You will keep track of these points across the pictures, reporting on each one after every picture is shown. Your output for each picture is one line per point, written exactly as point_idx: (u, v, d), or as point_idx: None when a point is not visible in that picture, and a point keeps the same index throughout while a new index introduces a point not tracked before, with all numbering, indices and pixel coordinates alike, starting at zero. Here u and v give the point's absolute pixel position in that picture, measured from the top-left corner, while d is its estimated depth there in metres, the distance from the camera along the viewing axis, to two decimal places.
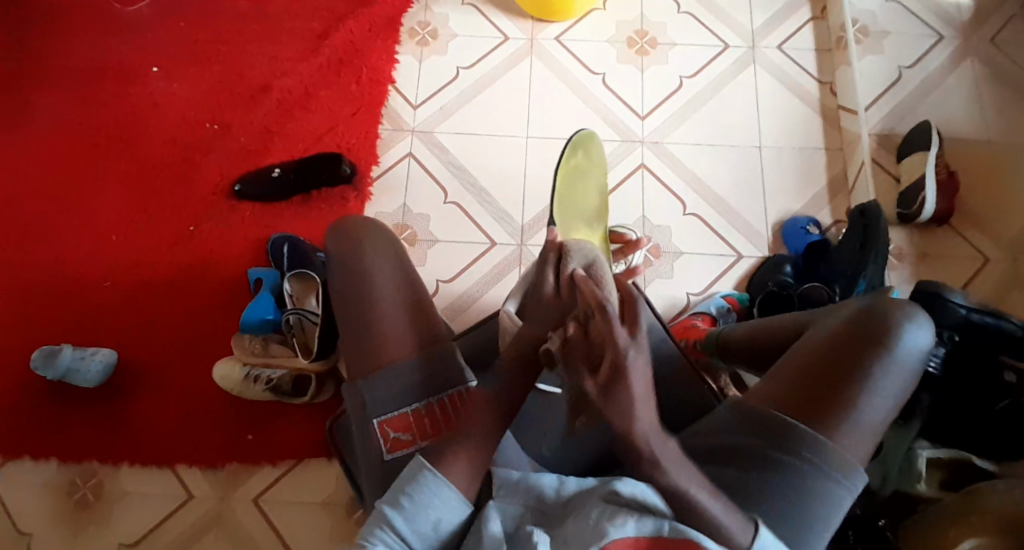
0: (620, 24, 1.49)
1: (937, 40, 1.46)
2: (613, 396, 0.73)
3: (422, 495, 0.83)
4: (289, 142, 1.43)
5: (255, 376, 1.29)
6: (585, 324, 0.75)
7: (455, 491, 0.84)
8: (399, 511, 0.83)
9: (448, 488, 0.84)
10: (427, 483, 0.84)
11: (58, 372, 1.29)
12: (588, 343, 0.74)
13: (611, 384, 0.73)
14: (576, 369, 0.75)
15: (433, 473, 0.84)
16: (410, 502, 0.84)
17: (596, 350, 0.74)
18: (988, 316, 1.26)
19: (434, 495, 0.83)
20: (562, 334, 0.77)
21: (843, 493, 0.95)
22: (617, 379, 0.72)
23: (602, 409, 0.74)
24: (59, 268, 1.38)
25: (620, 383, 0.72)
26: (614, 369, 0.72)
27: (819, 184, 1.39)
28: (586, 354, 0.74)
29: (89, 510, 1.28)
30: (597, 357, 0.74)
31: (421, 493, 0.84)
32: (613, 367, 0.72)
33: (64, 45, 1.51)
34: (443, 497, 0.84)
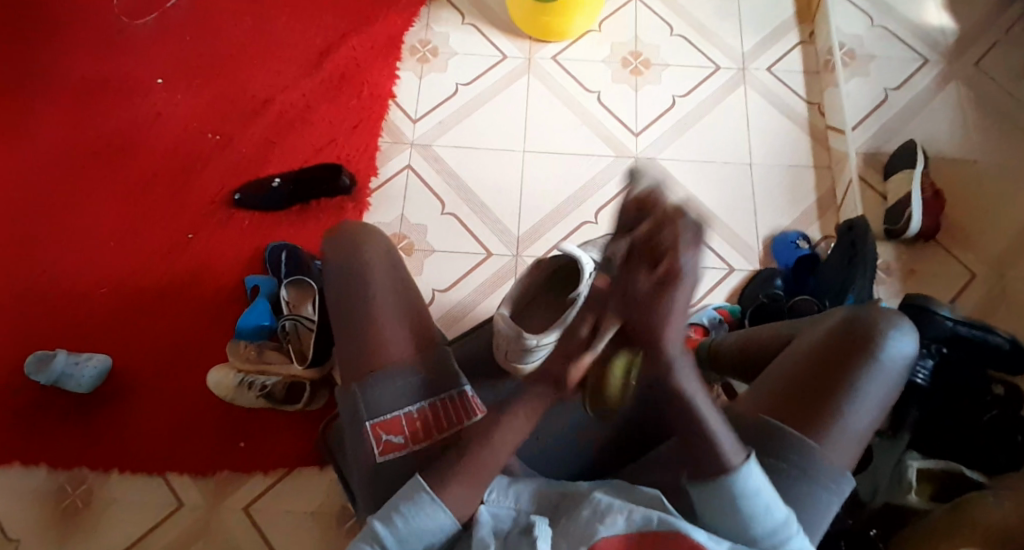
0: (615, 45, 1.54)
1: (922, 63, 1.51)
2: (660, 301, 0.74)
3: (416, 516, 0.83)
4: (290, 153, 1.46)
5: (250, 383, 1.28)
6: (650, 236, 0.74)
7: (446, 510, 0.84)
8: (391, 529, 0.83)
9: (439, 508, 0.84)
10: (422, 503, 0.84)
11: (52, 377, 1.28)
12: (644, 247, 0.74)
13: (665, 287, 0.73)
14: (630, 268, 0.75)
15: (427, 494, 0.84)
16: (404, 522, 0.83)
17: (650, 242, 0.73)
18: (975, 329, 1.29)
19: (426, 515, 0.83)
20: (629, 237, 0.76)
21: (830, 498, 0.96)
22: (670, 284, 0.73)
23: (637, 316, 0.76)
24: (57, 273, 1.38)
25: (672, 286, 0.74)
26: (665, 278, 0.73)
27: (808, 200, 1.43)
28: (643, 250, 0.74)
29: (76, 517, 1.25)
30: (659, 253, 0.74)
31: (414, 512, 0.84)
32: (673, 268, 0.73)
33: (71, 57, 1.54)
34: (434, 516, 0.84)
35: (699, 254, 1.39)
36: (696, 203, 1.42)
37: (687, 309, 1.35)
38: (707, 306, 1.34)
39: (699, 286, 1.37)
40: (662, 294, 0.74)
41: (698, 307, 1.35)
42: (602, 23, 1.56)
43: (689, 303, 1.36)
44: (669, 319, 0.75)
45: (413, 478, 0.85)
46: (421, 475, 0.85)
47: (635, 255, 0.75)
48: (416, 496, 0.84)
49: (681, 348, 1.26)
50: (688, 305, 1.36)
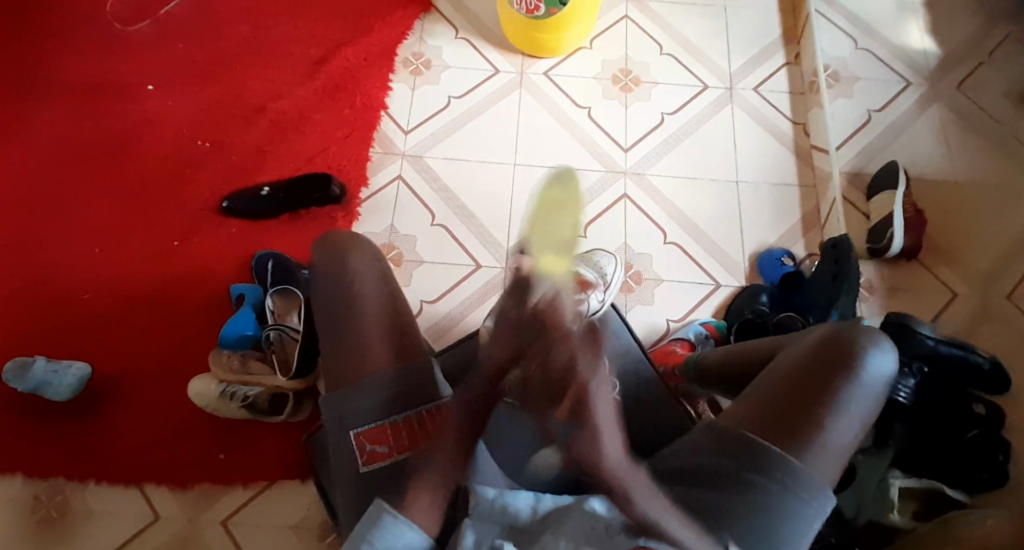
0: (606, 62, 1.56)
1: (906, 86, 1.54)
2: (581, 430, 0.70)
3: (383, 539, 0.84)
4: (278, 162, 1.45)
5: (232, 393, 1.26)
6: (544, 358, 0.71)
7: (415, 528, 0.84)
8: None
9: (408, 527, 0.84)
10: (388, 526, 0.84)
11: (31, 384, 1.25)
12: (550, 375, 0.71)
13: (578, 416, 0.70)
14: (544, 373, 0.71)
15: (394, 516, 0.84)
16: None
17: (562, 373, 0.70)
18: (956, 348, 1.30)
19: (392, 536, 0.84)
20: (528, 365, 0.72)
21: (813, 513, 0.95)
22: (583, 407, 0.70)
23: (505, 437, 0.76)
24: (38, 277, 1.35)
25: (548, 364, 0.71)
26: (577, 397, 0.70)
27: (793, 218, 1.44)
28: (554, 370, 0.70)
29: (52, 527, 1.22)
30: (559, 381, 0.70)
31: (381, 537, 0.84)
32: (581, 388, 0.69)
33: (60, 60, 1.53)
34: (403, 537, 0.84)
35: (687, 270, 1.39)
36: (684, 219, 1.43)
37: (674, 323, 1.36)
38: (694, 321, 1.35)
39: (686, 302, 1.37)
40: (583, 414, 0.70)
41: (684, 323, 1.35)
42: (593, 41, 1.58)
43: (676, 318, 1.36)
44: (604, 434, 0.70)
45: (376, 503, 0.85)
46: (384, 499, 0.85)
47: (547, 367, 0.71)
48: (381, 520, 0.84)
49: (669, 362, 1.27)
50: (675, 320, 1.37)
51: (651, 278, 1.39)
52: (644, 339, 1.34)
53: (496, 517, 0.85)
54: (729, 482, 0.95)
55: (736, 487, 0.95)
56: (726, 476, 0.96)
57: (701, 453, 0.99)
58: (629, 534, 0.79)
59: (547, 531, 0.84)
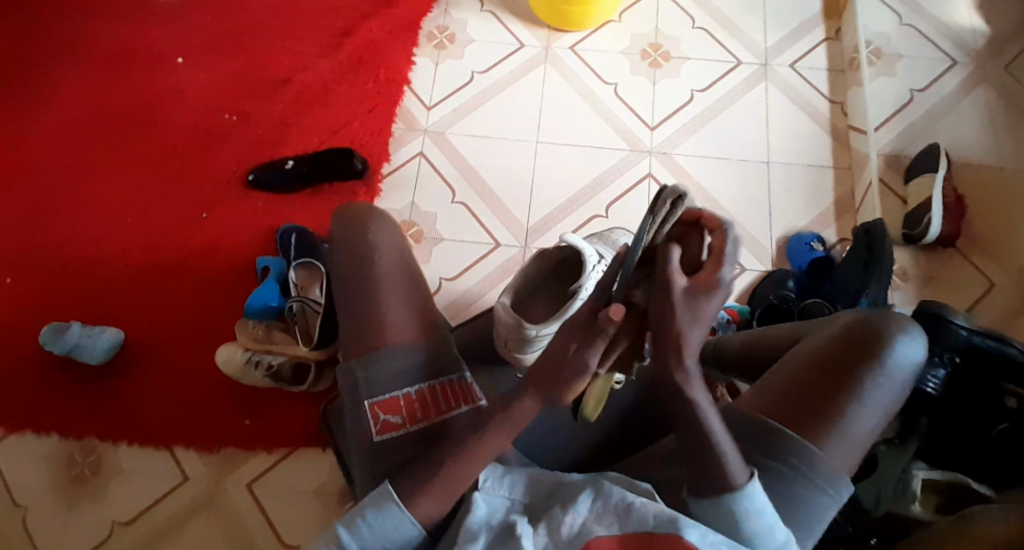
0: (635, 36, 1.52)
1: (952, 64, 1.47)
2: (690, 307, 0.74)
3: (382, 522, 0.85)
4: (304, 135, 1.47)
5: (256, 361, 1.29)
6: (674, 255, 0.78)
7: (414, 520, 0.85)
8: (355, 536, 0.84)
9: (407, 519, 0.85)
10: (389, 512, 0.85)
11: (65, 347, 1.30)
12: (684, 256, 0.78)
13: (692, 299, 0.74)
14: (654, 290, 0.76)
15: (398, 506, 0.84)
16: (369, 527, 0.85)
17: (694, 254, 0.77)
18: (990, 339, 1.26)
19: (392, 523, 0.85)
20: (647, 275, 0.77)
21: (828, 502, 0.95)
22: (678, 300, 0.74)
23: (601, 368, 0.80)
24: (74, 245, 1.40)
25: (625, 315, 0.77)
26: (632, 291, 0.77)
27: (825, 202, 1.40)
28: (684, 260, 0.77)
29: (86, 486, 1.28)
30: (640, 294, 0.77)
31: (381, 522, 0.85)
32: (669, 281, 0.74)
33: (95, 32, 1.56)
34: (403, 526, 0.85)
35: None
36: (709, 200, 1.40)
37: None
38: None
39: None
40: (694, 300, 0.74)
41: None
42: (622, 14, 1.54)
43: None
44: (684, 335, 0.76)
45: (383, 488, 0.85)
46: (390, 484, 0.85)
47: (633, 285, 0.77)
48: (385, 505, 0.85)
49: None
50: None
51: None
52: None
53: (504, 489, 0.86)
54: (745, 466, 0.95)
55: None
56: (741, 460, 0.96)
57: None
58: (628, 515, 0.80)
59: (552, 506, 0.84)
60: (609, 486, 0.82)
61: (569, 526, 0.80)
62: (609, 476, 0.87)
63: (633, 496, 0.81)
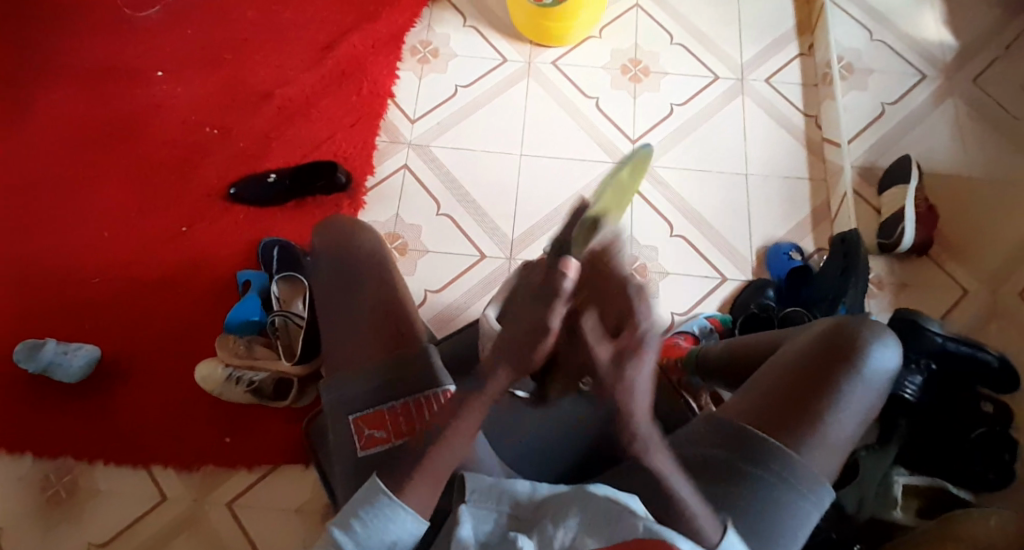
0: (616, 52, 1.55)
1: (920, 79, 1.52)
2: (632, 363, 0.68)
3: (376, 517, 0.84)
4: (286, 149, 1.46)
5: (238, 377, 1.27)
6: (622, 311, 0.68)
7: (410, 512, 0.84)
8: (351, 535, 0.84)
9: (402, 511, 0.84)
10: (383, 507, 0.85)
11: (40, 365, 1.27)
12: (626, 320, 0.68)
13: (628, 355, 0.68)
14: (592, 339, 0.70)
15: (390, 499, 0.84)
16: (364, 527, 0.84)
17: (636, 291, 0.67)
18: (964, 345, 1.28)
19: (389, 519, 0.84)
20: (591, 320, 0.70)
21: (810, 507, 0.95)
22: (633, 355, 0.68)
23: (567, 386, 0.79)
24: (49, 261, 1.37)
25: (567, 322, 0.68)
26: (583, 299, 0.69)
27: (803, 212, 1.43)
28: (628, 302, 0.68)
29: (61, 507, 1.24)
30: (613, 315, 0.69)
31: (376, 518, 0.84)
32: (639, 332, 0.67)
33: (72, 46, 1.55)
34: (400, 520, 0.84)
35: (693, 263, 1.39)
36: (690, 211, 1.42)
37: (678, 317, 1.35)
38: (699, 314, 1.34)
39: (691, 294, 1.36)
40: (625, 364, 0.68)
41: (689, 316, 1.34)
42: (602, 30, 1.57)
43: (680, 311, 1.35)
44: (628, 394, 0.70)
45: (373, 482, 0.85)
46: (380, 479, 0.85)
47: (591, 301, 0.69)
48: (375, 497, 0.85)
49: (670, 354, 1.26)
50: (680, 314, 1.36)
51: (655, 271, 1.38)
52: None
53: (494, 500, 0.85)
54: (728, 474, 0.95)
55: (732, 479, 0.95)
56: (724, 467, 0.96)
57: (699, 445, 0.99)
58: (616, 524, 0.80)
59: (544, 517, 0.83)
60: (598, 498, 0.82)
61: (560, 542, 0.80)
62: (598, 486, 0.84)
63: (621, 506, 0.81)
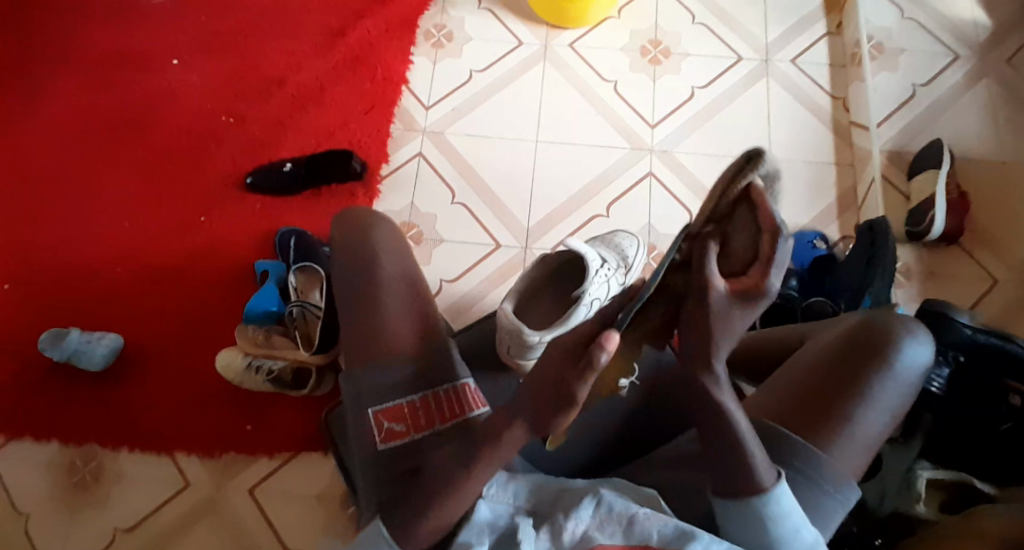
0: (635, 32, 1.50)
1: (953, 59, 1.46)
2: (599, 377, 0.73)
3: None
4: (301, 136, 1.45)
5: (257, 366, 1.28)
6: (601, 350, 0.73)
7: None
8: None
9: None
10: None
11: (64, 354, 1.30)
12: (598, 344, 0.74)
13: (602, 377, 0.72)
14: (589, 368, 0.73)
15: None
16: None
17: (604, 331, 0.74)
18: (993, 336, 1.23)
19: None
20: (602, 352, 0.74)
21: (836, 506, 0.93)
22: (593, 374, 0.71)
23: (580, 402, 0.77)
24: (71, 250, 1.39)
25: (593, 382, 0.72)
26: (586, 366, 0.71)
27: (828, 199, 1.39)
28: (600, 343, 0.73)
29: (86, 492, 1.27)
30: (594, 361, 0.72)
31: None
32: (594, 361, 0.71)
33: (89, 33, 1.55)
34: None
35: None
36: None
37: None
38: None
39: None
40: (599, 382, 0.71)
41: None
42: (621, 10, 1.52)
43: None
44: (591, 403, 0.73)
45: (375, 531, 0.82)
46: (382, 527, 0.82)
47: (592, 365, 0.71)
48: (377, 548, 0.82)
49: None
50: None
51: None
52: None
53: (507, 494, 0.84)
54: None
55: None
56: None
57: None
58: (632, 529, 0.79)
59: (556, 511, 0.81)
60: (613, 495, 0.81)
61: (571, 533, 0.79)
62: (613, 482, 0.86)
63: (636, 507, 0.80)
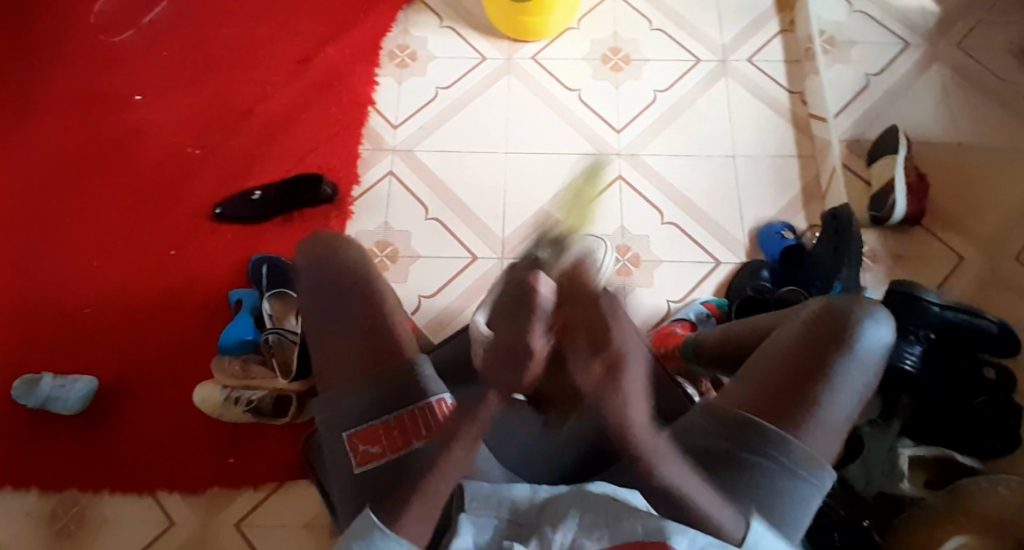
0: (595, 42, 1.53)
1: (903, 49, 1.51)
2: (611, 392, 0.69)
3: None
4: (269, 164, 1.45)
5: (236, 397, 1.27)
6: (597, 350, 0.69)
7: (403, 543, 0.84)
8: None
9: (395, 543, 0.84)
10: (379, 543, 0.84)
11: (39, 400, 1.27)
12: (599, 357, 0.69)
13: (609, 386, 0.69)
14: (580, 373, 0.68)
15: (382, 532, 0.84)
16: None
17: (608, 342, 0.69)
18: (962, 313, 1.27)
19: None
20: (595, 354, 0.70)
21: (812, 491, 0.94)
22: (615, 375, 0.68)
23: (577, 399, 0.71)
24: (39, 292, 1.37)
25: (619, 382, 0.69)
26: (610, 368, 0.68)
27: (793, 191, 1.42)
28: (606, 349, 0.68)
29: (70, 539, 1.24)
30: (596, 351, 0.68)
31: None
32: (615, 355, 0.68)
33: (47, 74, 1.53)
34: None
35: (686, 249, 1.38)
36: (680, 197, 1.41)
37: (675, 304, 1.34)
38: (694, 301, 1.33)
39: (686, 281, 1.36)
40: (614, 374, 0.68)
41: (685, 303, 1.34)
42: (581, 21, 1.55)
43: (677, 298, 1.34)
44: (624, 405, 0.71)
45: (365, 517, 0.85)
46: (373, 513, 0.86)
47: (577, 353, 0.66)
48: (370, 533, 0.84)
49: (667, 343, 1.24)
50: (676, 301, 1.35)
51: (649, 259, 1.37)
52: (644, 322, 1.32)
53: (491, 507, 0.84)
54: (728, 463, 0.94)
55: (735, 469, 0.93)
56: (724, 457, 0.94)
57: (699, 436, 0.97)
58: (618, 526, 0.79)
59: (543, 522, 0.81)
60: (593, 498, 0.81)
61: (559, 544, 0.79)
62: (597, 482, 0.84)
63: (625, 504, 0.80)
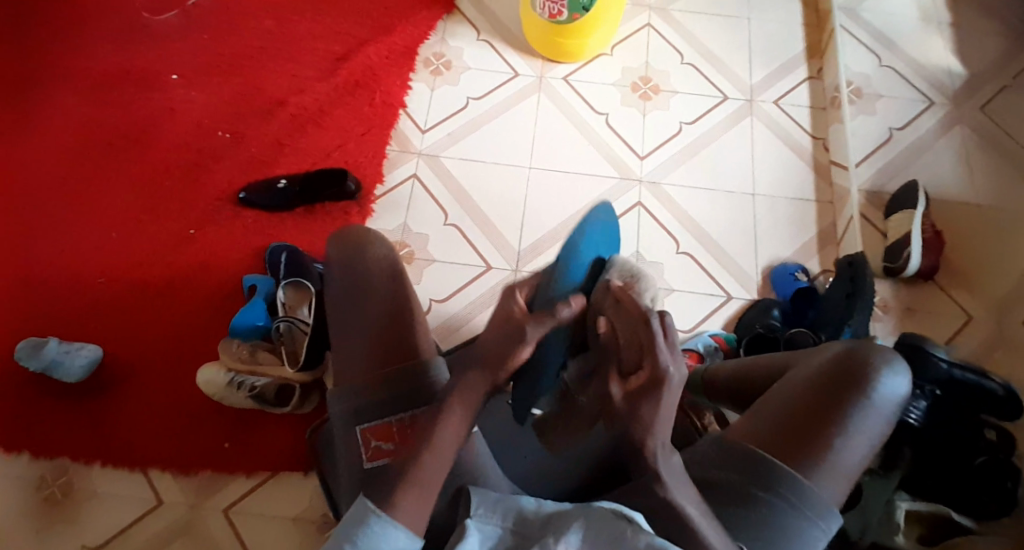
0: (626, 70, 1.56)
1: (927, 106, 1.54)
2: (644, 407, 0.79)
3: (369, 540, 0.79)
4: (297, 155, 1.47)
5: (239, 382, 1.26)
6: (614, 334, 0.82)
7: (404, 530, 0.80)
8: None
9: (395, 529, 0.80)
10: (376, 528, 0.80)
11: (42, 363, 1.27)
12: (611, 357, 0.82)
13: (640, 394, 0.79)
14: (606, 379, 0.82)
15: (380, 516, 0.80)
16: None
17: (630, 348, 0.80)
18: (970, 373, 1.24)
19: (383, 538, 0.80)
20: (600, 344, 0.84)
21: (818, 534, 0.93)
22: (655, 389, 0.78)
23: (622, 419, 0.81)
24: (57, 259, 1.38)
25: (655, 397, 0.79)
26: (652, 380, 0.78)
27: (810, 234, 1.43)
28: (625, 351, 0.81)
29: (56, 508, 1.23)
30: (634, 358, 0.80)
31: (367, 538, 0.80)
32: (658, 374, 0.78)
33: (88, 48, 1.56)
34: (392, 538, 0.80)
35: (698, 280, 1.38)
36: (698, 229, 1.42)
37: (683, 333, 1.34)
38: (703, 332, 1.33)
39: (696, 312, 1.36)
40: (642, 403, 0.79)
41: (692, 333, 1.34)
42: (614, 48, 1.58)
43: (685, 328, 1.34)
44: (654, 426, 0.80)
45: (361, 502, 0.82)
46: (368, 498, 0.82)
47: (620, 357, 0.81)
48: (366, 519, 0.81)
49: None
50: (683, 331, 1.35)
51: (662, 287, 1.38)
52: None
53: (496, 515, 0.81)
54: (737, 497, 0.93)
55: (744, 505, 0.93)
56: (736, 493, 0.94)
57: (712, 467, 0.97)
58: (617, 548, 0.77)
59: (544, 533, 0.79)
60: (602, 515, 0.79)
61: None
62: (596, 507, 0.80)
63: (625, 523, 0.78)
